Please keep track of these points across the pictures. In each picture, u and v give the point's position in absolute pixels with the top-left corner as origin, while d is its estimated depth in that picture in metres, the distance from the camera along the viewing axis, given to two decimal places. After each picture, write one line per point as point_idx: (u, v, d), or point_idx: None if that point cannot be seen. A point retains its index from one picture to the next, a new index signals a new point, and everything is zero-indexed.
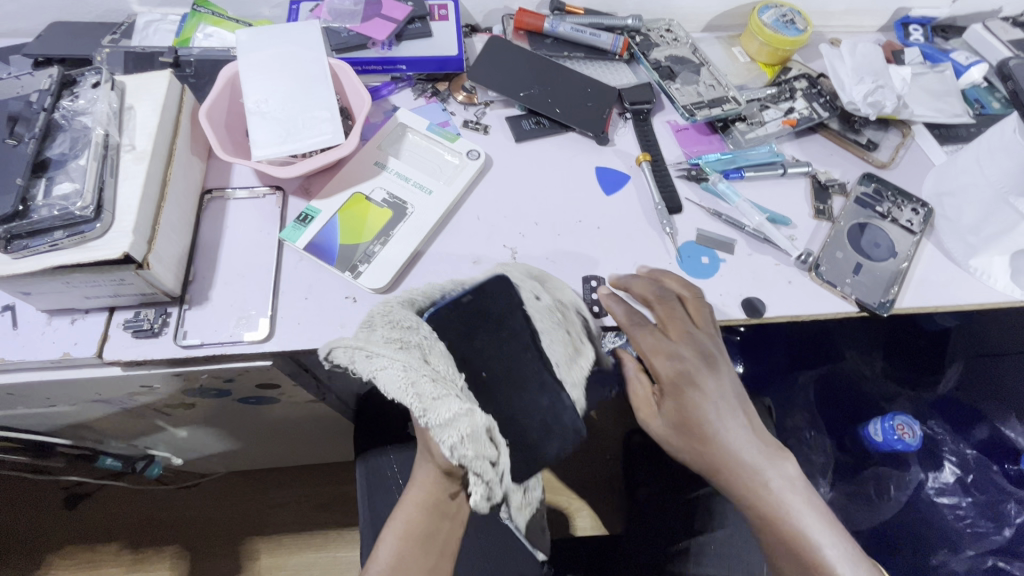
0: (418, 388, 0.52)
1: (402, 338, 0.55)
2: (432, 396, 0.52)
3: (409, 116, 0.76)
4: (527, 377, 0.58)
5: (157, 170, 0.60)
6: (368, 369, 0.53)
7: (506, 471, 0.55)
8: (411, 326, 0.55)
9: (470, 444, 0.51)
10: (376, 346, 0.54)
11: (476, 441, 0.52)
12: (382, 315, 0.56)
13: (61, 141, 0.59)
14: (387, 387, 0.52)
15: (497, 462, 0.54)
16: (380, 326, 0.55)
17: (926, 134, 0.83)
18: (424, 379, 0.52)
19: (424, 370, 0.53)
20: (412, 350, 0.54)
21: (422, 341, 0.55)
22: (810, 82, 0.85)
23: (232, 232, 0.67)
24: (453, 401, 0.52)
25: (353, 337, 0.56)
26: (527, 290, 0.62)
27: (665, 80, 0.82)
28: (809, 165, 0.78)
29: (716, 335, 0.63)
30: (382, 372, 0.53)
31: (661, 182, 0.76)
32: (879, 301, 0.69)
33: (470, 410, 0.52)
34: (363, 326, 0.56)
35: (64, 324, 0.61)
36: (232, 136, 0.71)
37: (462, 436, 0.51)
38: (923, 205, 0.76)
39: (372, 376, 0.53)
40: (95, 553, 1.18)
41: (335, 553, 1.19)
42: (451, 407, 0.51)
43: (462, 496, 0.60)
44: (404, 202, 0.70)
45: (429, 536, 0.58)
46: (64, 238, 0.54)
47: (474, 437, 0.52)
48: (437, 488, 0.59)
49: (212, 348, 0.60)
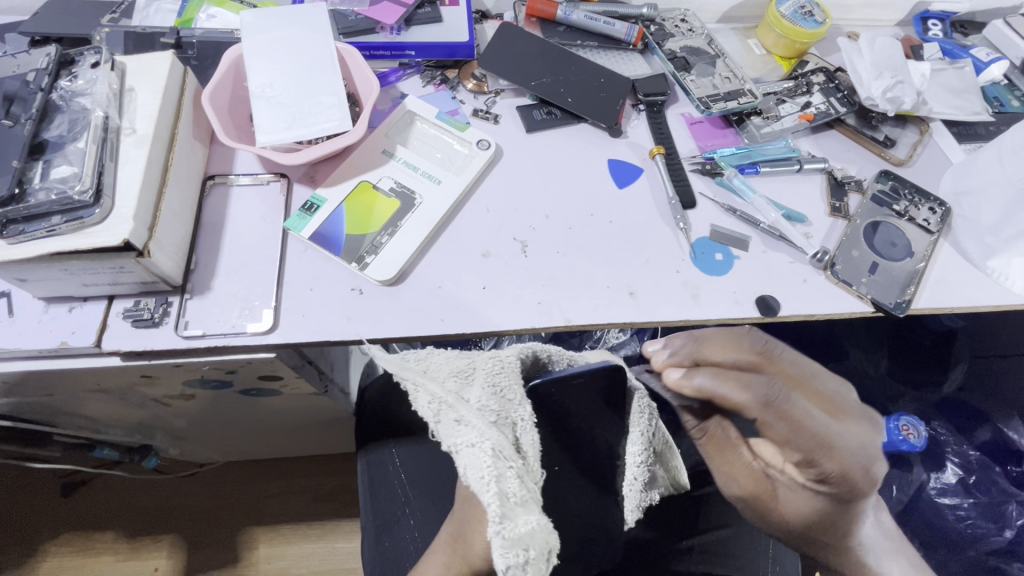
0: (500, 483, 0.47)
1: (500, 409, 0.50)
2: (513, 499, 0.46)
3: (417, 103, 0.74)
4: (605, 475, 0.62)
5: (158, 155, 0.59)
6: (452, 435, 0.50)
7: None
8: (511, 400, 0.51)
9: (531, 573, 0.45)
10: (467, 410, 0.50)
11: (540, 568, 0.46)
12: (486, 372, 0.52)
13: (59, 123, 0.57)
14: (471, 470, 0.47)
15: None
16: (478, 383, 0.52)
17: (943, 131, 0.81)
18: (509, 473, 0.47)
19: (510, 462, 0.48)
20: (500, 430, 0.49)
21: (517, 422, 0.51)
22: (828, 76, 0.83)
23: (235, 220, 0.65)
24: (534, 512, 0.47)
25: (444, 389, 0.53)
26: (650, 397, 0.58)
27: (680, 71, 0.80)
28: (825, 161, 0.76)
29: (861, 443, 0.57)
30: (464, 447, 0.49)
31: (675, 176, 0.74)
32: (895, 302, 0.68)
33: (544, 527, 0.47)
34: (460, 377, 0.54)
35: (62, 312, 0.60)
36: (235, 122, 0.69)
37: (526, 559, 0.45)
38: (941, 204, 0.74)
39: (452, 447, 0.49)
40: (92, 542, 1.17)
41: (334, 544, 1.18)
42: (529, 521, 0.46)
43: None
44: (412, 191, 0.68)
45: None
46: (62, 223, 0.53)
47: (539, 569, 0.45)
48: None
49: (214, 339, 0.59)
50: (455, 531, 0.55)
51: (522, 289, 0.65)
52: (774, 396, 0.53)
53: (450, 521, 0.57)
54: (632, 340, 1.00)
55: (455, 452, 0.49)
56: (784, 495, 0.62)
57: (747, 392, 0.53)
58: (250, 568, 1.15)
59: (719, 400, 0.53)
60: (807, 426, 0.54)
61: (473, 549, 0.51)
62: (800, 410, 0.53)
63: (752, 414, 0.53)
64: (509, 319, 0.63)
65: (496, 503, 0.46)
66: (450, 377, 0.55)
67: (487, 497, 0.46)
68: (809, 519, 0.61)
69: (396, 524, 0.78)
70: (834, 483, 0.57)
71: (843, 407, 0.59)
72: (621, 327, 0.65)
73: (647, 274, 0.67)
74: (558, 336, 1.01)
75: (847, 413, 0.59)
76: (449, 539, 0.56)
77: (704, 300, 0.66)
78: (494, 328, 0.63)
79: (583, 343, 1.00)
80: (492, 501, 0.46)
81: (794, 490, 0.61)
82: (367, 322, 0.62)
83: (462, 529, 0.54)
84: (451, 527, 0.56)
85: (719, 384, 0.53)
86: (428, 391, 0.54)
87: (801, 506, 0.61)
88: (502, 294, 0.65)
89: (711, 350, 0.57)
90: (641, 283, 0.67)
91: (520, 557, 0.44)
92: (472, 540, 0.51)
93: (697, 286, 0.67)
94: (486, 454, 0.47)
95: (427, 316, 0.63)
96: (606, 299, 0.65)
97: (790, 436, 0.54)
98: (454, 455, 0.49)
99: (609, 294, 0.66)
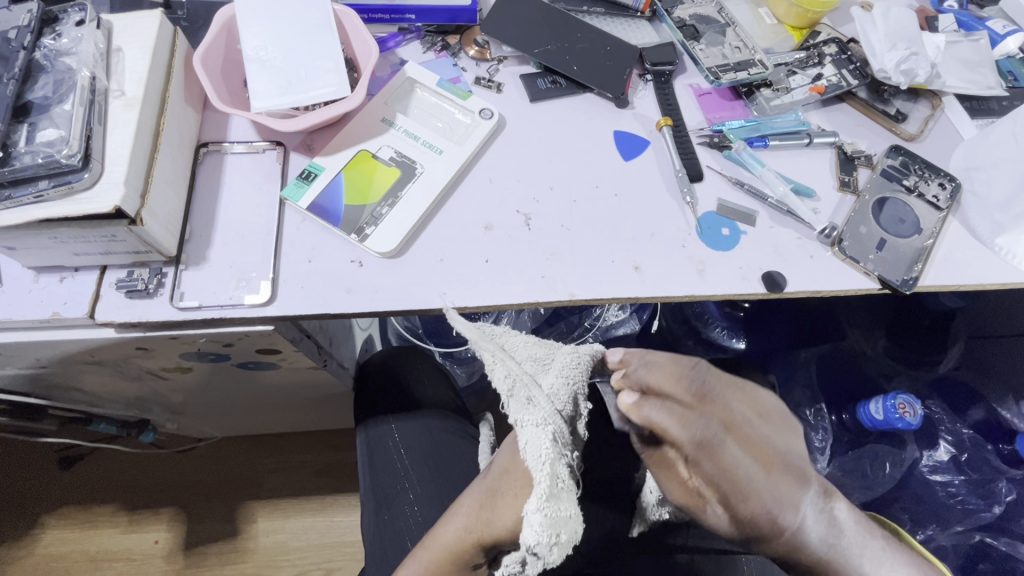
0: (554, 465, 0.51)
1: (567, 401, 0.55)
2: (562, 482, 0.51)
3: (417, 70, 0.72)
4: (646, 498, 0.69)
5: (149, 119, 0.56)
6: (520, 411, 0.55)
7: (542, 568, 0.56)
8: (579, 396, 0.57)
9: (556, 551, 0.50)
10: (540, 395, 0.55)
11: (562, 550, 0.51)
12: (562, 366, 0.57)
13: (43, 84, 0.54)
14: (528, 445, 0.52)
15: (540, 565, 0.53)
16: (556, 376, 0.57)
17: (955, 106, 0.79)
18: (563, 460, 0.51)
19: (565, 449, 0.53)
20: (563, 419, 0.54)
21: (576, 414, 0.56)
22: (841, 47, 0.80)
23: (230, 189, 0.63)
24: (573, 504, 0.51)
25: (520, 368, 0.58)
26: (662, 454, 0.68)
27: (689, 40, 0.78)
28: (836, 135, 0.74)
29: (782, 494, 0.47)
30: (528, 425, 0.54)
31: (682, 148, 0.72)
32: (902, 279, 0.67)
33: (576, 518, 0.52)
34: (536, 362, 0.59)
35: (53, 282, 0.58)
36: (229, 86, 0.66)
37: (554, 539, 0.50)
38: (952, 179, 0.73)
39: (519, 424, 0.54)
40: (91, 514, 1.17)
41: (334, 518, 1.19)
42: (568, 509, 0.51)
43: (484, 566, 0.60)
44: (413, 161, 0.66)
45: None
46: (49, 188, 0.51)
47: (562, 547, 0.50)
48: (473, 552, 0.57)
49: (211, 311, 0.57)
50: (483, 499, 0.57)
51: (526, 263, 0.64)
52: (709, 438, 0.46)
53: (480, 487, 0.58)
54: (632, 319, 1.02)
55: (519, 426, 0.54)
56: (711, 520, 0.49)
57: (687, 430, 0.47)
58: (250, 540, 1.16)
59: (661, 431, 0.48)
60: (731, 474, 0.46)
61: (499, 519, 0.55)
62: (728, 458, 0.46)
63: (684, 451, 0.47)
64: (512, 294, 0.62)
65: (547, 483, 0.50)
66: (526, 361, 0.59)
67: (541, 476, 0.50)
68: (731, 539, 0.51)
69: (395, 499, 0.78)
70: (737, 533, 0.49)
71: (783, 451, 0.50)
72: (626, 302, 0.65)
73: (653, 249, 0.66)
74: (557, 313, 1.01)
75: (782, 465, 0.48)
76: (474, 505, 0.58)
77: (709, 275, 0.65)
78: (497, 303, 0.62)
79: (583, 321, 1.01)
80: (542, 480, 0.50)
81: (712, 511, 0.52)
82: (368, 295, 0.60)
83: (492, 499, 0.56)
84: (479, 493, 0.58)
85: (663, 417, 0.47)
86: (506, 366, 0.58)
87: (727, 534, 0.49)
88: (506, 268, 0.63)
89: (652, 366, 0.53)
90: (647, 258, 0.65)
91: (551, 536, 0.49)
92: (501, 513, 0.55)
93: (702, 260, 0.66)
94: (547, 438, 0.51)
95: (429, 289, 0.61)
96: (609, 274, 0.64)
97: (713, 478, 0.46)
98: (518, 430, 0.54)
99: (613, 268, 0.65)
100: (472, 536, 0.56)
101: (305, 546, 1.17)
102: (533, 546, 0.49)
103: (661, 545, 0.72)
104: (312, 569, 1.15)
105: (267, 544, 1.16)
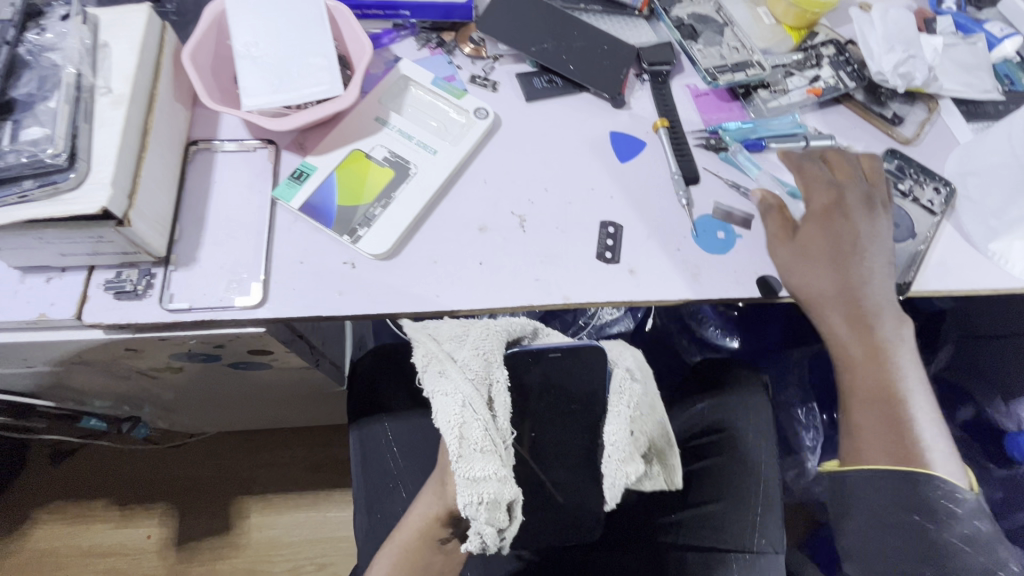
0: (463, 429, 0.56)
1: (477, 371, 0.61)
2: (473, 445, 0.56)
3: (411, 68, 0.71)
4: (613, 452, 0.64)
5: (136, 117, 0.55)
6: (434, 383, 0.60)
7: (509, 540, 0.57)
8: (492, 364, 0.62)
9: (486, 510, 0.54)
10: (451, 366, 0.60)
11: (494, 508, 0.54)
12: (473, 339, 0.63)
13: (27, 80, 0.53)
14: (442, 414, 0.57)
15: (497, 526, 0.55)
16: (465, 347, 0.62)
17: (951, 109, 0.79)
18: (473, 423, 0.57)
19: (478, 415, 0.57)
20: (474, 388, 0.59)
21: (492, 382, 0.61)
22: (838, 49, 0.80)
23: (220, 189, 0.62)
24: (493, 462, 0.55)
25: (438, 348, 0.62)
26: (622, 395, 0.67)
27: (687, 39, 0.77)
28: (832, 138, 0.74)
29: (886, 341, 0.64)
30: (439, 395, 0.59)
31: (679, 150, 0.72)
32: (896, 284, 0.68)
33: (501, 475, 0.55)
34: (454, 340, 0.63)
35: (39, 282, 0.57)
36: (219, 83, 0.64)
37: (480, 499, 0.54)
38: (946, 183, 0.73)
39: (431, 394, 0.59)
40: (82, 510, 1.16)
41: (327, 514, 1.19)
42: (485, 466, 0.55)
43: (455, 542, 0.60)
44: (406, 161, 0.65)
45: (424, 565, 0.58)
46: (35, 188, 0.50)
47: (492, 506, 0.54)
48: (435, 527, 0.59)
49: (201, 313, 0.57)
50: (440, 477, 0.61)
51: (520, 265, 0.63)
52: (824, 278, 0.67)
53: (438, 471, 0.63)
54: (626, 317, 1.02)
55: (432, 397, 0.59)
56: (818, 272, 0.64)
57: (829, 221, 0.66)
58: (243, 535, 1.16)
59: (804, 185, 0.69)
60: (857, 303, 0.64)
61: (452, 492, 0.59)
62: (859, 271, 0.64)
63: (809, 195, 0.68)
64: (506, 297, 0.62)
65: (456, 445, 0.55)
66: (445, 338, 0.64)
67: (449, 439, 0.56)
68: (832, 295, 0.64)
69: (388, 497, 0.78)
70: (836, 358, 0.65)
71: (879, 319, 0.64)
72: (619, 305, 0.64)
73: (648, 252, 0.66)
74: (550, 312, 1.01)
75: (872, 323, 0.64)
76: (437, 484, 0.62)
77: (704, 280, 0.65)
78: (490, 305, 0.61)
79: (577, 319, 1.00)
80: (453, 443, 0.56)
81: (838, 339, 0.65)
82: (360, 299, 0.60)
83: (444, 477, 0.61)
84: (435, 477, 0.62)
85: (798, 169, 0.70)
86: (425, 346, 0.63)
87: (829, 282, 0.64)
88: (499, 269, 0.63)
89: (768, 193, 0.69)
90: (641, 260, 0.65)
91: (473, 496, 0.54)
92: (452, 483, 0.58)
93: (697, 265, 0.66)
94: (455, 404, 0.57)
95: (423, 292, 0.61)
96: (602, 276, 0.64)
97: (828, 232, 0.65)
98: (433, 400, 0.59)
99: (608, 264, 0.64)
100: (433, 512, 0.59)
101: (298, 541, 1.17)
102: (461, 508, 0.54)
103: (654, 543, 0.74)
104: (306, 564, 1.15)
105: (260, 539, 1.16)
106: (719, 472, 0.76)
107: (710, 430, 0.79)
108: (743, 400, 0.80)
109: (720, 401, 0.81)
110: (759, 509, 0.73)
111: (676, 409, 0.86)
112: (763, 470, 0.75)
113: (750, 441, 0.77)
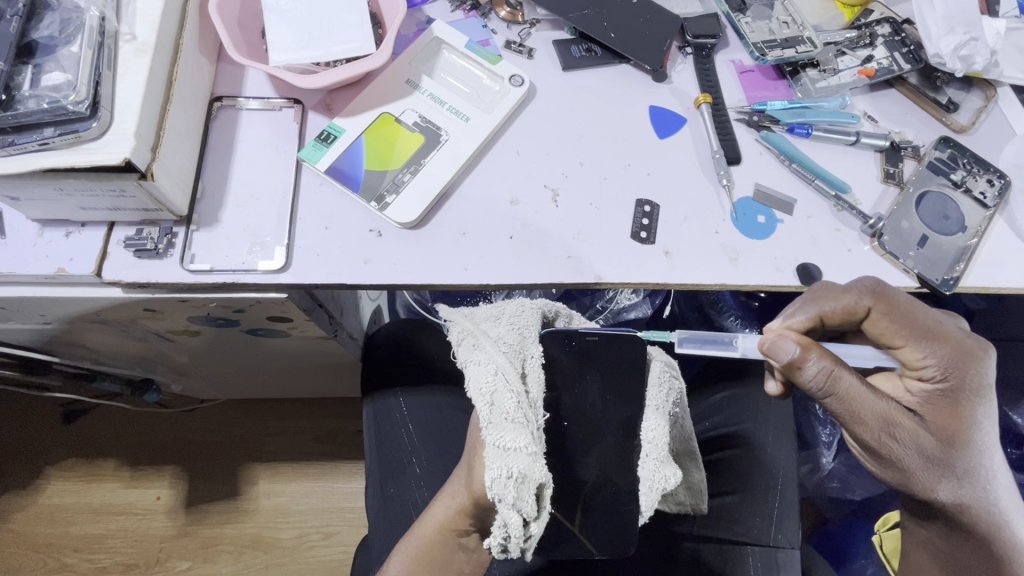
0: (494, 396, 0.56)
1: (513, 344, 0.60)
2: (507, 415, 0.55)
3: (445, 29, 0.67)
4: (649, 449, 0.61)
5: (161, 67, 0.53)
6: (469, 355, 0.60)
7: (534, 533, 0.54)
8: (527, 341, 0.61)
9: (513, 487, 0.52)
10: (485, 340, 0.60)
11: (522, 488, 0.52)
12: (508, 314, 0.62)
13: (49, 22, 0.50)
14: (477, 380, 0.57)
15: (522, 509, 0.52)
16: (500, 324, 0.61)
17: (1010, 98, 0.74)
18: (506, 391, 0.56)
19: (510, 384, 0.56)
20: (508, 360, 0.58)
21: (526, 358, 0.60)
22: (894, 29, 0.75)
23: (246, 147, 0.60)
24: (523, 435, 0.54)
25: (473, 324, 0.63)
26: (659, 388, 0.64)
27: (734, 12, 0.73)
28: (885, 138, 0.70)
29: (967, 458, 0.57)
30: (473, 364, 0.59)
31: (720, 128, 0.68)
32: (942, 278, 0.64)
33: (532, 451, 0.53)
34: (490, 318, 0.63)
35: (58, 237, 0.55)
36: (245, 36, 0.61)
37: (510, 474, 0.52)
38: (1001, 176, 0.69)
39: (464, 364, 0.59)
40: (95, 468, 1.17)
41: (334, 484, 1.19)
42: (517, 437, 0.53)
43: (476, 537, 0.60)
44: (438, 127, 0.63)
45: (441, 563, 0.59)
46: (56, 136, 0.48)
47: (522, 481, 0.52)
48: (456, 520, 0.59)
49: (223, 275, 0.55)
50: (465, 467, 0.60)
51: (551, 242, 0.61)
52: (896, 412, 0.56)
53: (462, 463, 0.61)
54: (643, 303, 0.94)
55: (464, 367, 0.59)
56: (903, 431, 0.55)
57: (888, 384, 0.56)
58: (251, 501, 1.17)
59: (831, 315, 0.56)
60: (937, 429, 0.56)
61: (480, 482, 0.57)
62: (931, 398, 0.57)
63: (848, 320, 0.57)
64: (537, 274, 0.60)
65: (487, 410, 0.55)
66: (483, 318, 0.64)
67: (480, 404, 0.55)
68: (921, 451, 0.56)
69: (402, 473, 0.77)
70: (954, 505, 0.59)
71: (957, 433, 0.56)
72: (652, 288, 0.62)
73: (685, 233, 0.63)
74: (568, 294, 0.95)
75: (949, 435, 0.56)
76: (462, 473, 0.60)
77: (742, 264, 0.62)
78: (518, 282, 0.59)
79: (594, 302, 0.95)
80: (484, 408, 0.56)
81: (965, 488, 0.58)
82: (383, 268, 0.58)
83: (470, 465, 0.59)
84: (462, 467, 0.60)
85: (812, 307, 0.57)
86: (461, 322, 0.64)
87: (917, 439, 0.56)
88: (530, 245, 0.60)
89: (827, 306, 0.56)
90: (677, 242, 0.62)
91: (505, 469, 0.52)
92: (479, 473, 0.56)
93: (736, 249, 0.63)
94: (489, 371, 0.57)
95: (451, 264, 0.59)
96: (636, 255, 0.61)
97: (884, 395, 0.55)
98: (466, 369, 0.59)
99: (644, 237, 0.62)
100: (456, 502, 0.59)
101: (306, 510, 1.17)
102: (488, 486, 0.52)
103: (667, 534, 0.72)
104: (312, 532, 1.16)
105: (268, 506, 1.17)
106: (738, 464, 0.74)
107: (727, 422, 0.78)
108: (764, 395, 0.78)
109: (736, 393, 0.79)
110: (776, 506, 0.72)
111: (692, 398, 0.83)
112: (782, 464, 0.74)
113: (769, 434, 0.75)
